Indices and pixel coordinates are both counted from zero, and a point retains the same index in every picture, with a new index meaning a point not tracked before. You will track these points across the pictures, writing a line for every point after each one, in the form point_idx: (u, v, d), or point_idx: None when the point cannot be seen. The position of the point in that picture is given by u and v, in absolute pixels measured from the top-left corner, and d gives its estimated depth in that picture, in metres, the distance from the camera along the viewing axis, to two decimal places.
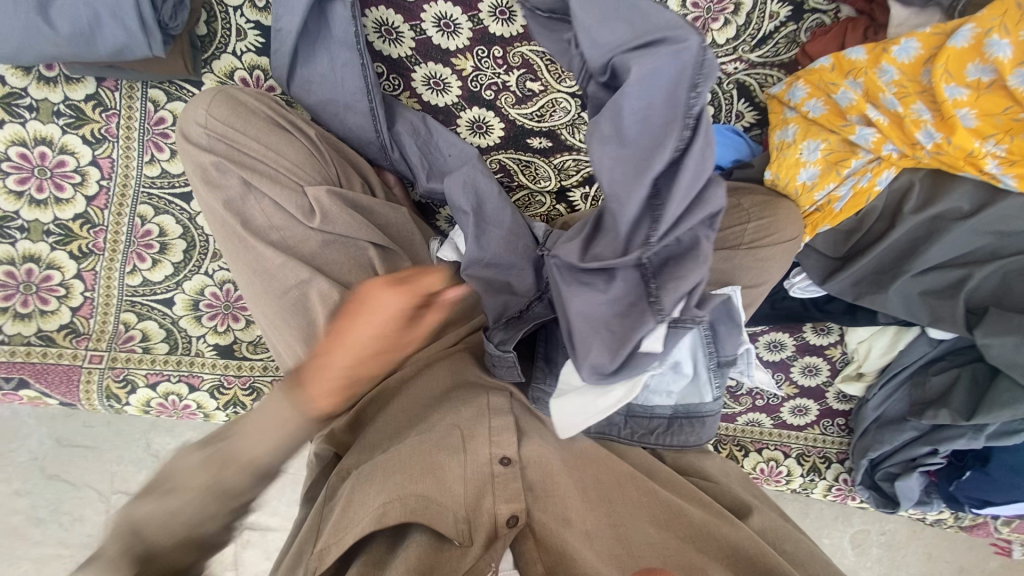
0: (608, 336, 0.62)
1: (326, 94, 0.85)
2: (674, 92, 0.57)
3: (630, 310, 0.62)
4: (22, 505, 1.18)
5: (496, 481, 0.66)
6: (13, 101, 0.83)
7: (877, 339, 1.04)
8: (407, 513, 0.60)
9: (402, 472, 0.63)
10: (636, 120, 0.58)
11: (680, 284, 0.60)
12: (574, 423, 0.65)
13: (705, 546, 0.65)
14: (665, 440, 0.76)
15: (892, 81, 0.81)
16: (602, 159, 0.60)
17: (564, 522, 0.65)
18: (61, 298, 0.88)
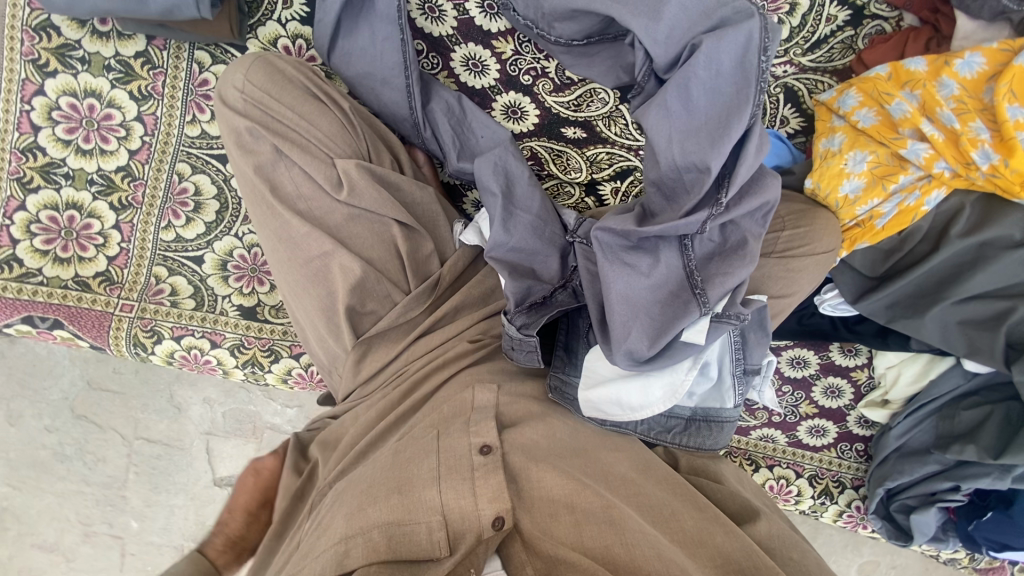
0: (648, 324, 0.66)
1: (364, 68, 0.85)
2: (742, 61, 0.63)
3: (673, 300, 0.67)
4: (49, 441, 1.25)
5: (476, 473, 0.62)
6: (67, 52, 0.86)
7: (907, 366, 1.00)
8: (370, 552, 0.57)
9: (366, 501, 0.61)
10: (703, 93, 0.64)
11: (727, 281, 0.66)
12: (604, 413, 0.70)
13: (695, 552, 0.58)
14: (682, 440, 0.75)
15: (950, 96, 0.77)
16: (675, 128, 0.65)
17: (552, 518, 0.59)
18: (99, 247, 0.92)
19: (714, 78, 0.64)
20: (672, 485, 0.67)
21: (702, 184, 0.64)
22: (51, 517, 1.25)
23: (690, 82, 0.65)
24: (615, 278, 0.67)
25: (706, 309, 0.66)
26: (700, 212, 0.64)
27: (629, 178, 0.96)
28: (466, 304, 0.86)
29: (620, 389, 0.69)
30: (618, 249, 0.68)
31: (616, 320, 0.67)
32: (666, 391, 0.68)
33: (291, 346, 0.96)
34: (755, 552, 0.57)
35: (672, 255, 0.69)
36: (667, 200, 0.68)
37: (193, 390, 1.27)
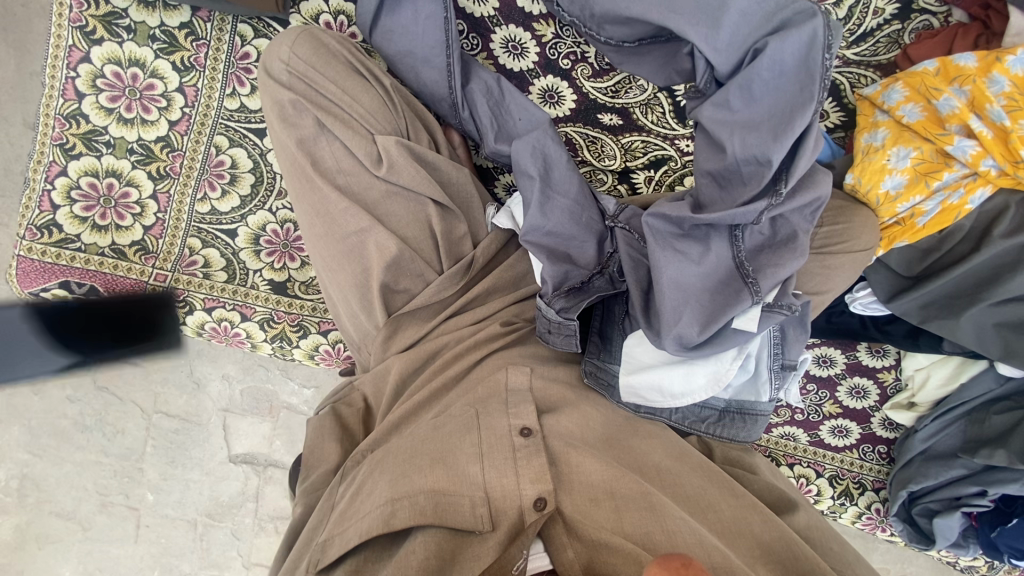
0: (699, 309, 0.67)
1: (406, 46, 0.85)
2: (805, 61, 0.61)
3: (724, 288, 0.67)
4: (71, 411, 1.26)
5: (519, 454, 0.64)
6: (113, 20, 0.87)
7: (938, 368, 0.99)
8: (416, 513, 0.59)
9: (411, 470, 0.63)
10: (766, 92, 0.63)
11: (778, 272, 0.66)
12: (643, 398, 0.72)
13: (733, 543, 0.60)
14: (716, 431, 0.75)
15: (1001, 92, 0.76)
16: (737, 124, 0.64)
17: (593, 503, 0.62)
18: (135, 216, 0.93)
19: (777, 77, 0.63)
20: (706, 473, 0.68)
21: (762, 177, 0.63)
22: (70, 485, 1.26)
23: (750, 81, 0.63)
24: (667, 265, 0.67)
25: (758, 298, 0.65)
26: (760, 201, 0.64)
27: (663, 168, 0.95)
28: (497, 287, 0.86)
29: (664, 375, 0.70)
30: (670, 236, 0.68)
31: (666, 306, 0.67)
32: (710, 379, 0.70)
33: (320, 323, 0.97)
34: (792, 539, 0.59)
35: (723, 244, 0.68)
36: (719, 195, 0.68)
37: (213, 366, 1.29)
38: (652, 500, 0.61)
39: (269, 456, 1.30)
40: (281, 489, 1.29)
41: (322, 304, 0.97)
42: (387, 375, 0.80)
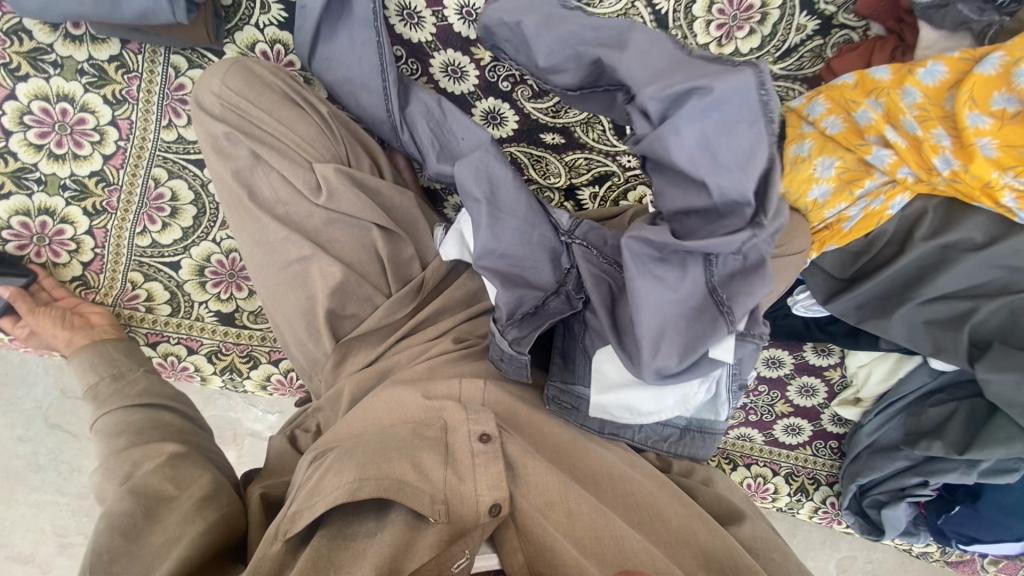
0: (676, 339, 0.63)
1: (346, 73, 0.84)
2: (748, 108, 0.60)
3: (699, 316, 0.64)
4: (23, 450, 1.21)
5: (478, 459, 0.65)
6: (38, 56, 0.84)
7: (878, 365, 1.02)
8: (379, 490, 0.61)
9: (379, 457, 0.64)
10: (715, 138, 0.59)
11: (750, 300, 0.63)
12: (610, 415, 0.71)
13: (677, 555, 0.63)
14: (676, 450, 0.74)
15: (914, 103, 0.80)
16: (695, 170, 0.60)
17: (547, 508, 0.64)
18: (72, 253, 0.90)
19: (721, 123, 0.59)
20: (657, 484, 0.70)
21: (745, 211, 0.60)
22: (25, 528, 1.22)
23: (693, 132, 0.60)
24: (646, 291, 0.63)
25: (733, 327, 0.63)
26: (743, 230, 0.60)
27: (607, 183, 0.99)
28: (449, 306, 0.86)
29: (634, 395, 0.69)
30: (649, 259, 0.63)
31: (644, 335, 0.63)
32: (678, 400, 0.69)
33: (271, 352, 0.96)
34: (733, 548, 0.63)
35: (697, 269, 0.64)
36: (691, 229, 0.63)
37: None
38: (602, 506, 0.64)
39: None
40: None
41: (272, 333, 0.96)
42: (341, 400, 0.79)
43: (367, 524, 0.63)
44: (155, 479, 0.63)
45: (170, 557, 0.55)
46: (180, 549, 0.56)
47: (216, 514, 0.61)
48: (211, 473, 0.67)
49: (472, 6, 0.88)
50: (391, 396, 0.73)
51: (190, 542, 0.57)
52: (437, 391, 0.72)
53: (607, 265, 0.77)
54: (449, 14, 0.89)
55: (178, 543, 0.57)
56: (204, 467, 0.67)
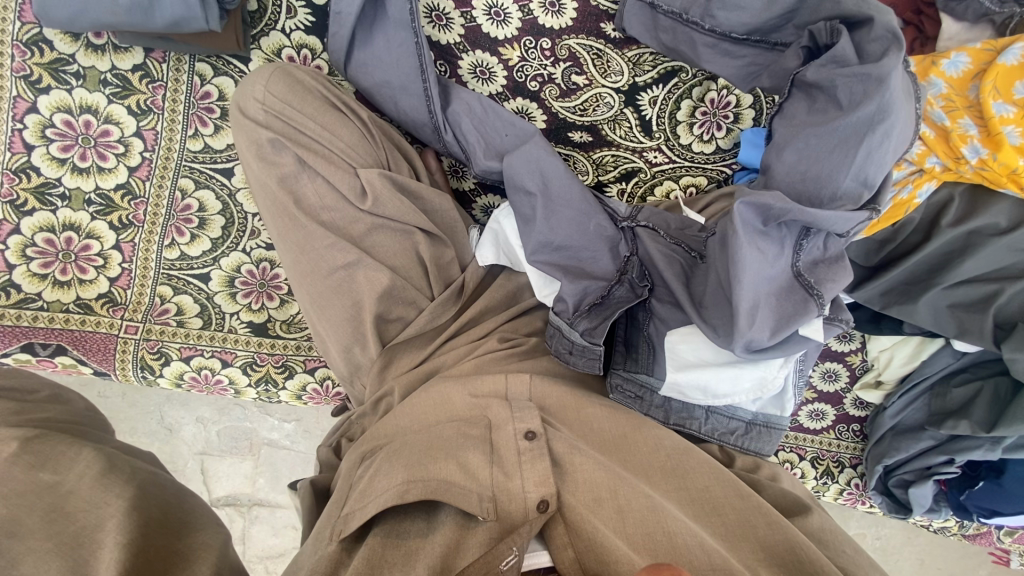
0: (768, 314, 0.65)
1: (382, 77, 0.83)
2: (908, 110, 0.67)
3: (788, 296, 0.66)
4: None
5: (525, 459, 0.64)
6: (60, 67, 0.82)
7: (899, 349, 1.05)
8: (428, 492, 0.60)
9: (426, 458, 0.63)
10: (894, 119, 0.63)
11: (836, 288, 0.66)
12: (684, 395, 0.72)
13: (737, 546, 0.60)
14: (744, 444, 0.77)
15: (939, 94, 0.83)
16: (856, 135, 0.63)
17: (597, 504, 0.61)
18: (99, 268, 0.88)
19: (902, 110, 0.63)
20: (713, 471, 0.67)
21: (861, 196, 0.66)
22: None
23: (896, 91, 0.62)
24: (750, 261, 0.63)
25: (823, 309, 0.65)
26: (861, 211, 0.66)
27: (634, 179, 1.00)
28: (491, 308, 0.86)
29: (712, 376, 0.69)
30: (753, 231, 0.65)
31: (743, 305, 0.63)
32: (755, 383, 0.70)
33: (305, 361, 0.94)
34: (797, 543, 0.58)
35: (789, 248, 0.67)
36: (819, 184, 0.66)
37: (185, 410, 1.24)
38: (654, 502, 0.61)
39: (252, 495, 1.27)
40: (269, 528, 1.26)
41: (306, 342, 0.95)
42: (386, 405, 0.78)
43: (418, 525, 0.62)
44: (16, 472, 0.46)
45: (118, 548, 0.43)
46: (119, 533, 0.44)
47: (132, 485, 0.50)
48: (93, 448, 0.53)
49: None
50: (438, 392, 0.73)
51: (125, 522, 0.46)
52: (482, 388, 0.73)
53: (672, 246, 0.79)
54: (533, 8, 0.89)
55: (108, 531, 0.45)
56: (75, 443, 0.52)
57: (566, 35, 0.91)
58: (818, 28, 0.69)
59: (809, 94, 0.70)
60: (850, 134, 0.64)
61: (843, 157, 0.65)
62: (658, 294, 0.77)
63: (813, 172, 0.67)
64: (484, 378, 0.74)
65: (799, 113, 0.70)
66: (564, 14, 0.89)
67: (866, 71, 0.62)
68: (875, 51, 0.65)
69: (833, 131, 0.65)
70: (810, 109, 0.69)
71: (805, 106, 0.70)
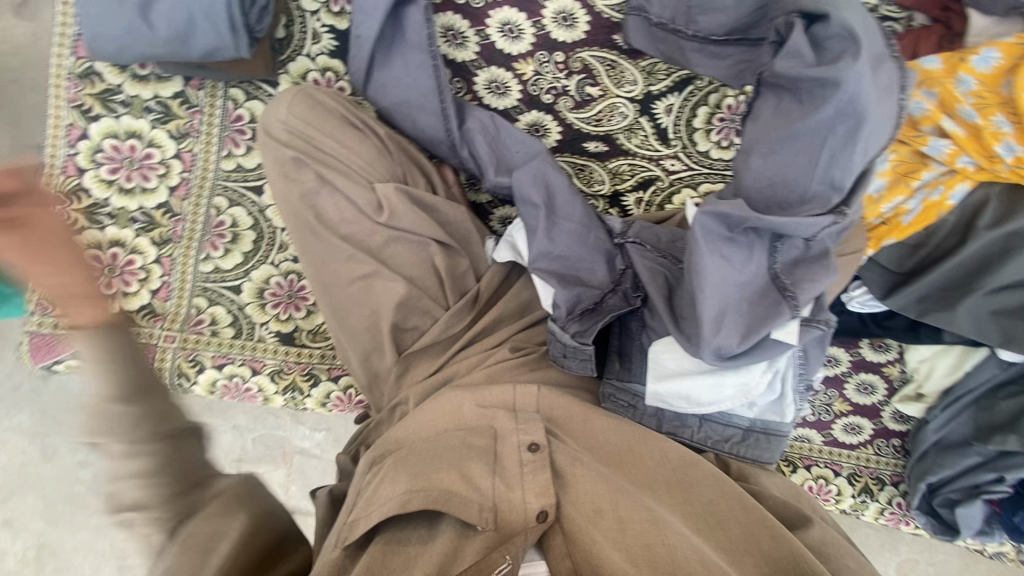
0: (738, 320, 0.68)
1: (401, 96, 0.87)
2: (882, 107, 0.67)
3: (761, 299, 0.68)
4: (85, 475, 1.27)
5: (525, 470, 0.64)
6: (110, 97, 0.90)
7: (940, 359, 1.01)
8: (428, 502, 0.60)
9: (429, 467, 0.64)
10: (855, 118, 0.65)
11: (814, 288, 0.68)
12: (668, 404, 0.73)
13: (738, 560, 0.60)
14: (738, 451, 0.74)
15: (970, 91, 0.80)
16: (817, 138, 0.67)
17: (597, 516, 0.61)
18: (141, 281, 0.95)
19: (868, 110, 0.65)
20: (719, 483, 0.66)
21: (829, 199, 0.68)
22: (84, 551, 1.27)
23: (859, 91, 0.65)
24: (712, 268, 0.66)
25: (797, 311, 0.67)
26: (827, 214, 0.67)
27: (651, 188, 0.97)
28: (503, 318, 0.87)
29: (692, 384, 0.71)
30: (718, 238, 0.67)
31: (707, 314, 0.67)
32: (737, 391, 0.70)
33: (329, 369, 0.97)
34: (803, 558, 0.57)
35: (760, 253, 0.69)
36: (787, 189, 0.68)
37: (223, 419, 1.30)
38: (654, 513, 0.60)
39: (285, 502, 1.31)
40: None
41: (331, 351, 0.97)
42: (402, 413, 0.80)
43: (420, 531, 0.62)
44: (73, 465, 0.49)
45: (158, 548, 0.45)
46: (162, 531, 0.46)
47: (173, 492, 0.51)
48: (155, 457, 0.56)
49: (570, 12, 0.91)
50: (447, 402, 0.74)
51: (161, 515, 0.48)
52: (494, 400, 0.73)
53: (661, 259, 0.79)
54: (547, 22, 0.92)
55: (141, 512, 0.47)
56: None
57: (579, 48, 0.93)
58: (778, 25, 0.73)
59: (776, 93, 0.72)
60: (811, 138, 0.67)
61: (807, 162, 0.67)
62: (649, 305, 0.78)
63: (779, 177, 0.69)
64: (491, 388, 0.74)
65: (765, 112, 0.73)
66: (576, 28, 0.92)
67: (821, 76, 0.66)
68: (835, 48, 0.67)
69: (795, 136, 0.68)
70: (776, 108, 0.71)
71: (771, 104, 0.72)
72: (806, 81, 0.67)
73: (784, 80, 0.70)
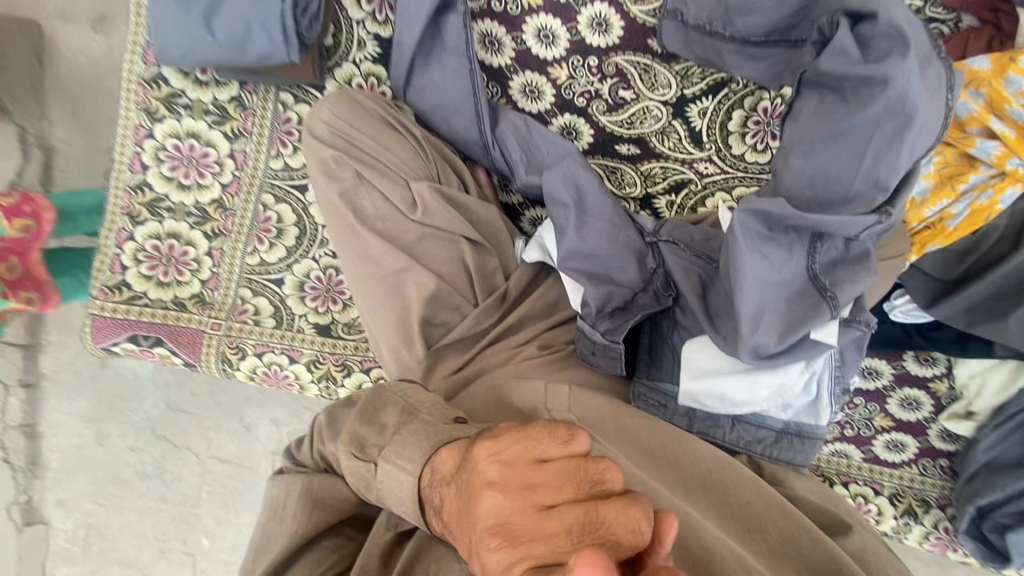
0: (775, 319, 0.68)
1: (439, 99, 0.90)
2: (932, 107, 0.65)
3: (800, 300, 0.68)
4: (134, 459, 1.35)
5: None
6: (173, 100, 0.97)
7: (992, 375, 0.96)
8: None
9: None
10: (902, 118, 0.63)
11: (854, 289, 0.68)
12: (703, 404, 0.73)
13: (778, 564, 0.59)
14: (773, 453, 0.72)
15: (1021, 91, 0.76)
16: (862, 137, 0.65)
17: None
18: (193, 271, 1.01)
19: (917, 110, 0.63)
20: (756, 486, 0.64)
21: (873, 199, 0.66)
22: (130, 532, 1.35)
23: (907, 91, 0.62)
24: (752, 266, 0.67)
25: (836, 311, 0.67)
26: (871, 214, 0.66)
27: (683, 191, 0.98)
28: (531, 316, 0.88)
29: (728, 384, 0.71)
30: (758, 237, 0.68)
31: (745, 312, 0.68)
32: (773, 391, 0.71)
33: (362, 361, 1.01)
34: (843, 561, 0.57)
35: (800, 253, 0.69)
36: (829, 189, 0.67)
37: (262, 411, 1.36)
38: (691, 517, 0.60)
39: None
40: None
41: (364, 343, 1.01)
42: None
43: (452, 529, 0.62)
44: None
45: None
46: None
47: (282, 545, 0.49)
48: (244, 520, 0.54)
49: (604, 18, 0.93)
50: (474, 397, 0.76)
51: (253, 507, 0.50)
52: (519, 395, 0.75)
53: (694, 258, 0.80)
54: (582, 29, 0.94)
55: None
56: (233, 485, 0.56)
57: (614, 52, 0.94)
58: (821, 23, 0.71)
59: (817, 92, 0.70)
60: (857, 138, 0.65)
61: (850, 162, 0.66)
62: (681, 303, 0.78)
63: (822, 178, 0.67)
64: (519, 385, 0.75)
65: (806, 112, 0.70)
66: (611, 32, 0.93)
67: (868, 75, 0.63)
68: (882, 46, 0.65)
69: (840, 136, 0.66)
70: (818, 108, 0.69)
71: (812, 104, 0.70)
72: (850, 80, 0.65)
73: (826, 77, 0.68)
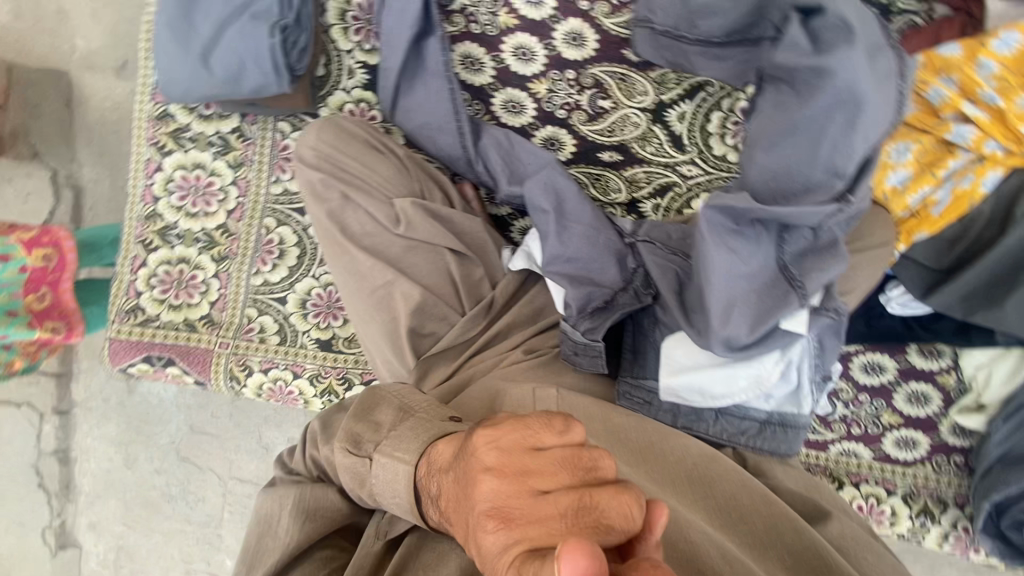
0: (747, 312, 0.68)
1: (422, 119, 0.95)
2: (884, 95, 0.68)
3: (770, 291, 0.69)
4: (159, 482, 1.41)
5: None
6: (181, 134, 1.04)
7: (997, 365, 0.95)
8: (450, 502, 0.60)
9: None
10: (855, 104, 0.66)
11: (823, 277, 0.68)
12: (682, 398, 0.73)
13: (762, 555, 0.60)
14: (756, 444, 0.72)
15: (991, 75, 0.77)
16: (818, 125, 0.67)
17: None
18: (202, 294, 1.06)
19: (868, 96, 0.66)
20: (741, 478, 0.65)
21: (834, 186, 0.67)
22: (157, 555, 1.40)
23: (856, 78, 0.65)
24: (721, 260, 0.67)
25: (806, 300, 0.68)
26: (832, 202, 0.67)
27: (669, 195, 0.97)
28: (517, 324, 0.90)
29: (707, 377, 0.71)
30: (725, 231, 0.67)
31: (715, 305, 0.68)
32: (751, 382, 0.70)
33: (362, 374, 1.04)
34: (826, 551, 0.59)
35: (767, 244, 0.69)
36: (791, 179, 0.68)
37: (278, 430, 1.37)
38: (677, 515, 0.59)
39: None
40: None
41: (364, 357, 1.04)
42: None
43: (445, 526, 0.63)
44: None
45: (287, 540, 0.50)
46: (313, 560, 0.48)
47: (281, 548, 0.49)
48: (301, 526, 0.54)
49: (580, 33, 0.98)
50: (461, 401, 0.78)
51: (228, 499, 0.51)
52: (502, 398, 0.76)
53: (671, 256, 0.81)
54: (558, 45, 0.99)
55: None
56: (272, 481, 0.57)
57: (589, 65, 0.98)
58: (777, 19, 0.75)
59: (776, 88, 0.73)
60: (813, 126, 0.67)
61: (809, 151, 0.67)
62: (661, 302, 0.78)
63: (783, 168, 0.69)
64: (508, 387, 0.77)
65: (767, 107, 0.73)
66: (586, 46, 0.98)
67: (817, 65, 0.67)
68: (831, 38, 0.68)
69: (797, 124, 0.68)
70: (777, 103, 0.72)
71: (771, 99, 0.74)
72: (803, 73, 0.68)
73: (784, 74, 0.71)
